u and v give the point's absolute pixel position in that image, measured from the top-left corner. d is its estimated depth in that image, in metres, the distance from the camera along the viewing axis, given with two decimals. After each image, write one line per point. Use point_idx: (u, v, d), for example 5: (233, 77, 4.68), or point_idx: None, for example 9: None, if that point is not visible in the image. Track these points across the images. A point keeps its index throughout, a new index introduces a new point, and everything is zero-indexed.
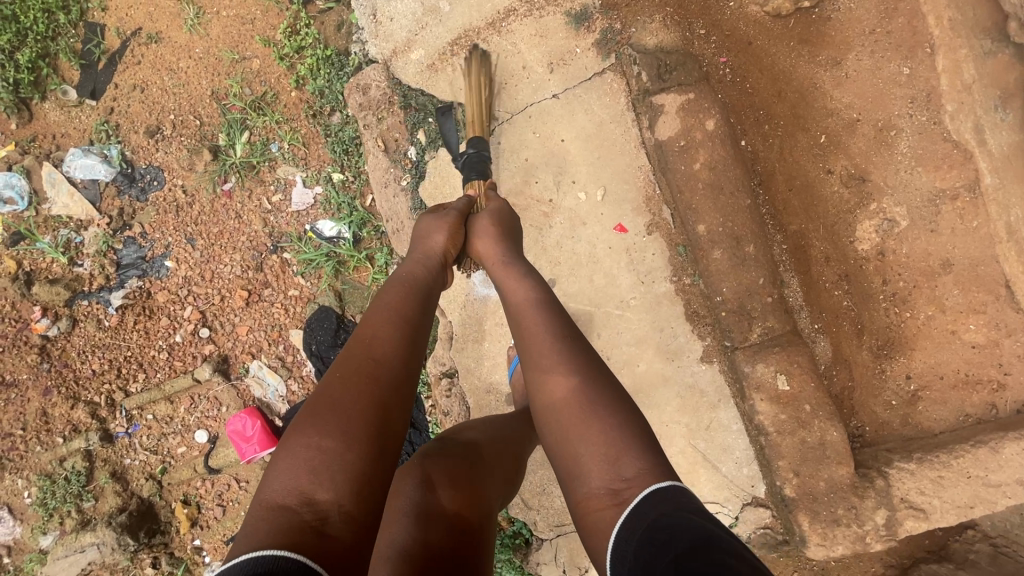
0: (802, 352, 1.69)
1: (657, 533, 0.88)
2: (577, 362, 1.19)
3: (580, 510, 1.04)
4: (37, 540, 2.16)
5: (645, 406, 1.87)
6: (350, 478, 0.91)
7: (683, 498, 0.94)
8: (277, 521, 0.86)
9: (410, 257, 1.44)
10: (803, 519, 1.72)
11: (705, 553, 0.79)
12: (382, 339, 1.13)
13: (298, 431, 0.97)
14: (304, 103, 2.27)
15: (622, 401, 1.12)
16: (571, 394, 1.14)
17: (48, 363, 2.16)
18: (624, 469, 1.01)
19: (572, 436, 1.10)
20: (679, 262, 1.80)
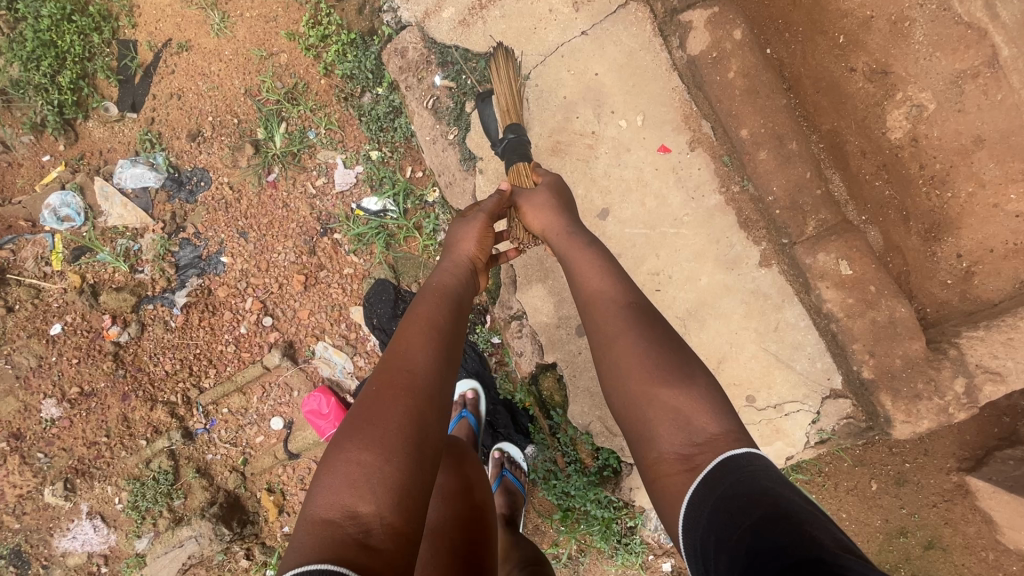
0: (859, 238, 1.77)
1: (732, 501, 0.93)
2: (641, 332, 1.23)
3: (650, 473, 1.11)
4: (132, 545, 2.19)
5: (712, 317, 1.92)
6: (390, 491, 1.00)
7: (762, 467, 0.98)
8: (322, 536, 0.94)
9: (440, 267, 1.54)
10: (886, 399, 1.77)
11: (780, 524, 0.83)
12: (416, 351, 1.22)
13: (337, 449, 1.06)
14: (335, 88, 2.35)
15: (691, 369, 1.16)
16: (636, 362, 1.20)
17: (122, 369, 2.21)
18: (695, 434, 1.07)
19: (639, 401, 1.16)
20: (725, 172, 1.87)
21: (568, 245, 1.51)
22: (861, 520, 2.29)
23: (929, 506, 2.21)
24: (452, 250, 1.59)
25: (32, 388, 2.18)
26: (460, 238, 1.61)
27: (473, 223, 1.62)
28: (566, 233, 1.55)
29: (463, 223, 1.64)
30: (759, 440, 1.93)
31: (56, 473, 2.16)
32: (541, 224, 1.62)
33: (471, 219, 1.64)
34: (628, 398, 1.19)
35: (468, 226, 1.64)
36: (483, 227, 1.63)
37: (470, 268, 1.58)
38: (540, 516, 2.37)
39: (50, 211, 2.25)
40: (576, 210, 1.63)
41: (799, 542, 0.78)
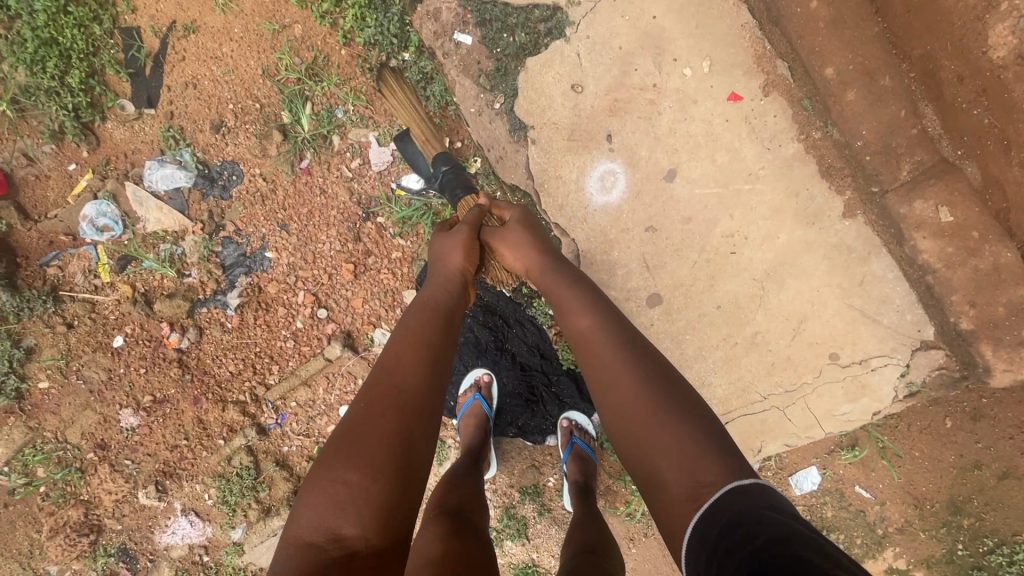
0: (962, 179, 1.62)
1: (735, 530, 0.94)
2: (634, 363, 1.25)
3: (660, 511, 1.11)
4: (228, 535, 2.28)
5: (793, 276, 1.82)
6: (373, 512, 1.05)
7: (769, 501, 0.98)
8: (307, 558, 1.00)
9: (429, 279, 1.56)
10: (985, 348, 1.69)
11: (777, 549, 0.84)
12: (409, 370, 1.25)
13: (322, 470, 1.11)
14: (357, 58, 2.18)
15: (689, 403, 1.18)
16: (635, 398, 1.20)
17: (188, 374, 2.22)
18: (702, 474, 1.07)
19: (640, 437, 1.16)
20: (805, 117, 1.75)
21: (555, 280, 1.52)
22: (934, 457, 2.25)
23: (1007, 440, 2.15)
24: (441, 261, 1.60)
25: (107, 400, 2.20)
26: (447, 251, 1.61)
27: (457, 234, 1.65)
28: (552, 261, 1.59)
29: (447, 233, 1.67)
30: (844, 397, 1.85)
31: (145, 478, 2.23)
32: (519, 259, 1.65)
33: (452, 232, 1.66)
34: (631, 437, 1.19)
35: (452, 237, 1.65)
36: (466, 241, 1.65)
37: (461, 280, 1.58)
38: (611, 477, 2.42)
39: (87, 222, 2.18)
40: (538, 231, 1.67)
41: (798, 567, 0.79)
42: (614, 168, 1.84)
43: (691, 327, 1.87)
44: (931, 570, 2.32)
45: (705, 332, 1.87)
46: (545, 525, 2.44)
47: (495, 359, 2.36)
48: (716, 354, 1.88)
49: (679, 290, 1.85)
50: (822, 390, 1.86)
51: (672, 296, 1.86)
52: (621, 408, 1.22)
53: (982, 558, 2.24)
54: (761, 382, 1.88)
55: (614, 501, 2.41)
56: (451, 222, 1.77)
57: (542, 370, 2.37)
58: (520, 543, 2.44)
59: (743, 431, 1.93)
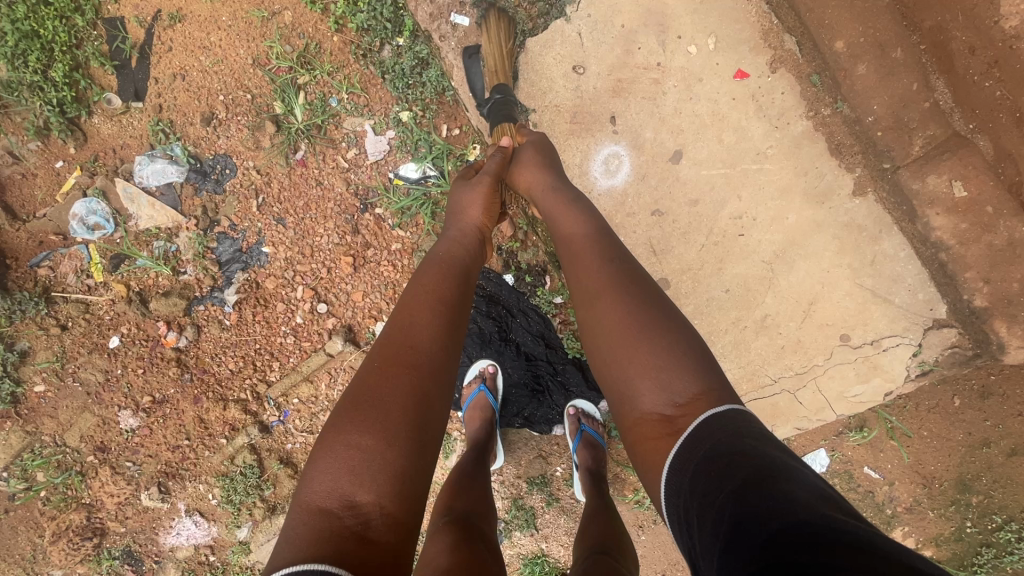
0: (975, 152, 1.59)
1: (714, 462, 0.91)
2: (626, 289, 1.24)
3: (627, 426, 1.13)
4: (234, 534, 2.25)
5: (802, 257, 1.78)
6: (389, 480, 1.02)
7: (742, 426, 0.96)
8: (321, 528, 0.97)
9: (446, 233, 1.53)
10: (999, 325, 1.67)
11: (762, 486, 0.81)
12: (420, 322, 1.24)
13: (334, 431, 1.08)
14: (350, 44, 2.12)
15: (677, 329, 1.17)
16: (618, 320, 1.20)
17: (188, 373, 2.18)
18: (674, 390, 1.07)
19: (619, 357, 1.17)
20: (814, 93, 1.70)
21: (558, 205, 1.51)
22: (942, 435, 2.24)
23: (1015, 417, 2.14)
24: (458, 216, 1.58)
25: (105, 401, 2.16)
26: (467, 205, 1.59)
27: (478, 186, 1.61)
28: (555, 193, 1.54)
29: (467, 185, 1.63)
30: (855, 378, 1.83)
31: (148, 479, 2.19)
32: (528, 182, 1.61)
33: (473, 183, 1.63)
34: (612, 358, 1.19)
35: (471, 190, 1.61)
36: (488, 190, 1.61)
37: (478, 237, 1.56)
38: (619, 465, 2.41)
39: (78, 221, 2.12)
40: (558, 167, 1.61)
41: (792, 508, 0.75)
42: (618, 151, 1.79)
43: (699, 311, 1.84)
44: (939, 548, 2.32)
45: (714, 316, 1.83)
46: (554, 514, 2.42)
47: (500, 350, 2.33)
48: (725, 339, 1.85)
49: (687, 274, 1.82)
50: (833, 372, 1.84)
51: (680, 280, 1.82)
52: (605, 332, 1.21)
53: (990, 535, 2.24)
54: (771, 365, 1.85)
55: (622, 488, 2.40)
56: (468, 172, 1.72)
57: (547, 360, 2.33)
58: (528, 534, 2.43)
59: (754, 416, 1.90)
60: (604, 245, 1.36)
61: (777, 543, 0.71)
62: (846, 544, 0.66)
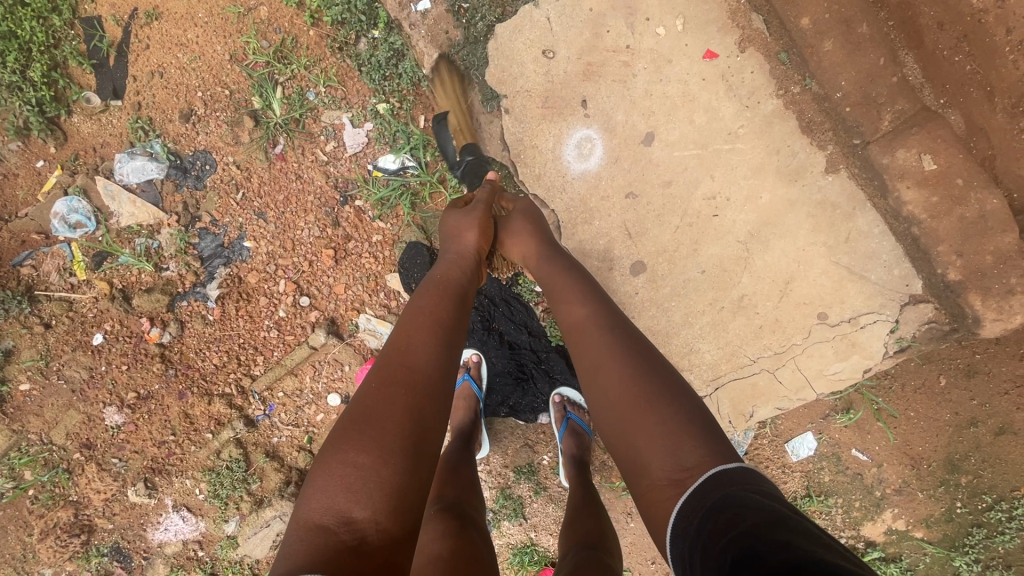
0: (943, 125, 1.59)
1: (720, 513, 0.91)
2: (628, 350, 1.25)
3: (642, 495, 1.09)
4: (222, 529, 2.26)
5: (777, 236, 1.79)
6: (384, 495, 1.01)
7: (752, 483, 0.96)
8: (317, 542, 0.95)
9: (443, 258, 1.56)
10: (974, 299, 1.67)
11: (761, 529, 0.81)
12: (418, 350, 1.23)
13: (333, 449, 1.08)
14: (326, 38, 2.13)
15: (681, 390, 1.17)
16: (622, 383, 1.19)
17: (172, 369, 2.19)
18: (685, 457, 1.05)
19: (629, 423, 1.15)
20: (783, 71, 1.71)
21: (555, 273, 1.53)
22: (929, 416, 2.24)
23: (1001, 395, 2.14)
24: (455, 240, 1.60)
25: (90, 399, 2.17)
26: (462, 229, 1.61)
27: (472, 215, 1.65)
28: (550, 258, 1.59)
29: (461, 212, 1.67)
30: (834, 356, 1.83)
31: (134, 475, 2.20)
32: (522, 252, 1.67)
33: (467, 210, 1.67)
34: (618, 420, 1.17)
35: (466, 218, 1.65)
36: (482, 219, 1.66)
37: (474, 261, 1.58)
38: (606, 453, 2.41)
39: (59, 220, 2.13)
40: (547, 228, 1.69)
41: (783, 549, 0.76)
42: (591, 134, 1.80)
43: (677, 293, 1.84)
44: (930, 529, 2.32)
45: (691, 298, 1.84)
46: (542, 503, 2.42)
47: (483, 339, 2.33)
48: (703, 320, 1.85)
49: (663, 256, 1.82)
50: (812, 350, 1.84)
51: (656, 263, 1.83)
52: (609, 395, 1.20)
53: (980, 516, 2.24)
54: (749, 345, 1.86)
55: (609, 475, 2.41)
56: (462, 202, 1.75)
57: (531, 349, 2.34)
58: (517, 523, 2.43)
59: (734, 396, 1.90)
60: (606, 308, 1.38)
61: None
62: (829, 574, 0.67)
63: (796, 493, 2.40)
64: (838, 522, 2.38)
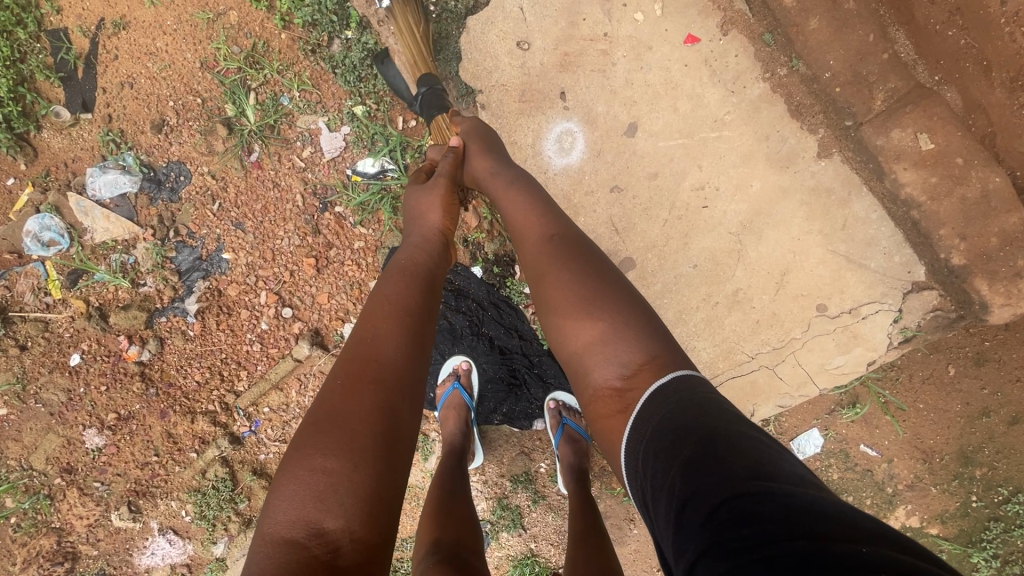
0: (939, 101, 1.52)
1: (662, 438, 0.86)
2: (571, 261, 1.18)
3: (584, 398, 1.08)
4: (211, 550, 2.19)
5: (770, 226, 1.71)
6: (357, 501, 0.94)
7: (691, 392, 0.90)
8: (287, 559, 0.88)
9: (407, 240, 1.43)
10: (981, 284, 1.59)
11: (708, 460, 0.76)
12: (383, 339, 1.13)
13: (296, 456, 0.98)
14: (299, 41, 2.08)
15: (625, 297, 1.11)
16: (564, 294, 1.14)
17: (153, 388, 2.12)
18: (625, 359, 1.03)
19: (570, 329, 1.12)
20: (768, 53, 1.64)
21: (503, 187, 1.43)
22: (939, 407, 2.15)
23: (1013, 383, 2.06)
24: (417, 222, 1.47)
25: (69, 421, 2.10)
26: (425, 209, 1.48)
27: (436, 188, 1.51)
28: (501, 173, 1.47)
29: (423, 188, 1.53)
30: (836, 349, 1.75)
31: (117, 499, 2.13)
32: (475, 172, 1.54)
33: (429, 185, 1.53)
34: (563, 334, 1.14)
35: (429, 193, 1.51)
36: (444, 195, 1.52)
37: (441, 239, 1.45)
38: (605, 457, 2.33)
39: (31, 238, 2.07)
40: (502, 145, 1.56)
41: (730, 478, 0.72)
42: (571, 128, 1.74)
43: (668, 289, 1.76)
44: (946, 526, 2.22)
45: (683, 294, 1.76)
46: (541, 512, 2.35)
47: (472, 345, 2.26)
48: (697, 316, 1.77)
49: (652, 251, 1.75)
50: (813, 344, 1.76)
51: (645, 258, 1.75)
52: (554, 309, 1.16)
53: (997, 509, 2.15)
54: (747, 342, 1.77)
55: (609, 481, 2.33)
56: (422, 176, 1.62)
57: (522, 352, 2.26)
58: (516, 534, 2.35)
59: (733, 395, 1.81)
60: (551, 218, 1.30)
61: (728, 520, 0.68)
62: (811, 532, 0.62)
63: None
64: None
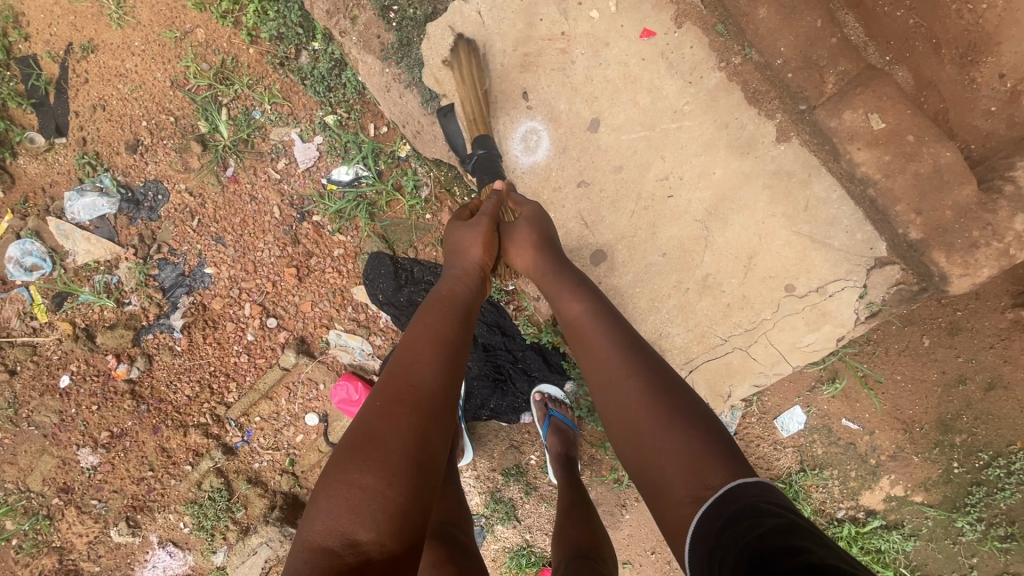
0: (888, 83, 1.56)
1: (740, 520, 0.90)
2: (643, 365, 1.20)
3: (665, 518, 1.05)
4: (210, 560, 2.23)
5: (735, 212, 1.75)
6: (390, 516, 0.94)
7: (764, 491, 0.96)
8: (320, 565, 0.87)
9: (446, 275, 1.45)
10: (939, 256, 1.64)
11: (778, 536, 0.82)
12: (422, 363, 1.16)
13: (335, 469, 0.99)
14: (267, 55, 2.10)
15: (699, 408, 1.13)
16: (637, 400, 1.15)
17: (144, 404, 2.16)
18: (710, 478, 1.01)
19: (650, 444, 1.10)
20: (722, 43, 1.68)
21: (560, 287, 1.44)
22: (916, 378, 2.20)
23: (987, 349, 2.12)
24: (456, 257, 1.49)
25: (63, 442, 2.13)
26: (467, 245, 1.49)
27: (478, 227, 1.52)
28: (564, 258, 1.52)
29: (466, 226, 1.53)
30: (806, 327, 1.80)
31: (115, 515, 2.16)
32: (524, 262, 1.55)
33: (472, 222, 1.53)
34: (634, 437, 1.13)
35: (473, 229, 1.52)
36: (487, 232, 1.52)
37: (480, 276, 1.48)
38: (593, 446, 2.37)
39: (14, 264, 2.10)
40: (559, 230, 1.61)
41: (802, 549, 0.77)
42: (535, 126, 1.78)
43: (639, 279, 1.81)
44: (929, 493, 2.28)
45: (654, 282, 1.81)
46: (534, 503, 2.39)
47: None
48: (669, 303, 1.82)
49: (622, 242, 1.79)
50: (783, 323, 1.81)
51: (616, 249, 1.80)
52: (626, 409, 1.16)
53: (979, 473, 2.21)
54: (719, 325, 1.82)
55: (599, 469, 2.37)
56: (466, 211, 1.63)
57: (507, 349, 2.31)
58: (511, 526, 2.41)
59: (710, 377, 1.86)
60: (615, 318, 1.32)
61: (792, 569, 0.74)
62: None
63: (790, 468, 2.36)
64: (837, 494, 2.34)
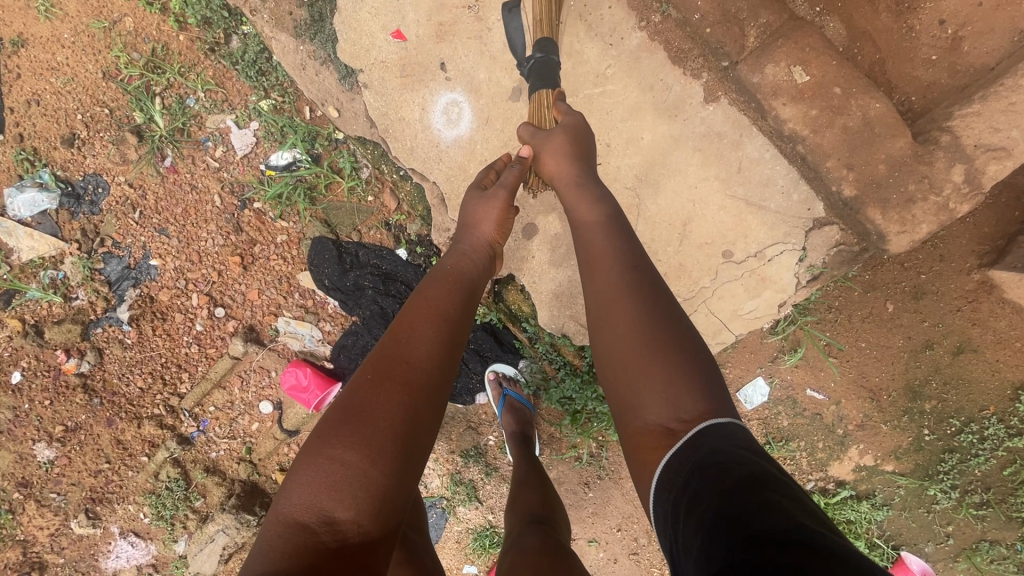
0: (810, 33, 1.51)
1: (710, 466, 0.81)
2: (642, 291, 1.08)
3: (628, 437, 0.99)
4: (172, 548, 2.25)
5: (666, 177, 1.71)
6: (370, 497, 0.92)
7: (736, 434, 0.87)
8: (295, 543, 0.86)
9: (456, 247, 1.40)
10: (874, 213, 1.58)
11: (746, 492, 0.73)
12: (419, 339, 1.10)
13: (319, 442, 0.96)
14: (197, 41, 2.07)
15: (692, 339, 1.02)
16: (627, 325, 1.05)
17: (97, 398, 2.17)
18: (682, 409, 0.92)
19: (630, 367, 1.01)
20: (641, 2, 1.64)
21: (576, 204, 1.33)
22: (881, 345, 2.09)
23: (953, 313, 2.00)
24: (469, 229, 1.43)
25: (19, 437, 2.16)
26: (478, 219, 1.43)
27: (494, 198, 1.45)
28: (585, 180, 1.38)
29: (482, 198, 1.46)
30: (746, 294, 1.75)
31: (75, 508, 2.19)
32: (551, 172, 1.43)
33: (489, 194, 1.46)
34: (617, 361, 1.04)
35: (490, 199, 1.45)
36: (504, 205, 1.46)
37: (488, 255, 1.42)
38: (551, 426, 2.33)
39: None
40: (591, 156, 1.44)
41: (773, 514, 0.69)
42: (456, 98, 1.91)
43: None
44: (901, 462, 2.18)
45: None
46: (495, 484, 2.38)
47: None
48: None
49: None
50: (722, 291, 1.76)
51: None
52: (613, 334, 1.07)
53: (951, 440, 2.11)
54: None
55: (558, 447, 2.34)
56: (482, 179, 1.54)
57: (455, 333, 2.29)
58: (473, 507, 2.40)
59: None
60: (624, 242, 1.20)
61: (761, 543, 0.65)
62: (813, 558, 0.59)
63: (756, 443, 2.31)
64: (805, 466, 2.29)
